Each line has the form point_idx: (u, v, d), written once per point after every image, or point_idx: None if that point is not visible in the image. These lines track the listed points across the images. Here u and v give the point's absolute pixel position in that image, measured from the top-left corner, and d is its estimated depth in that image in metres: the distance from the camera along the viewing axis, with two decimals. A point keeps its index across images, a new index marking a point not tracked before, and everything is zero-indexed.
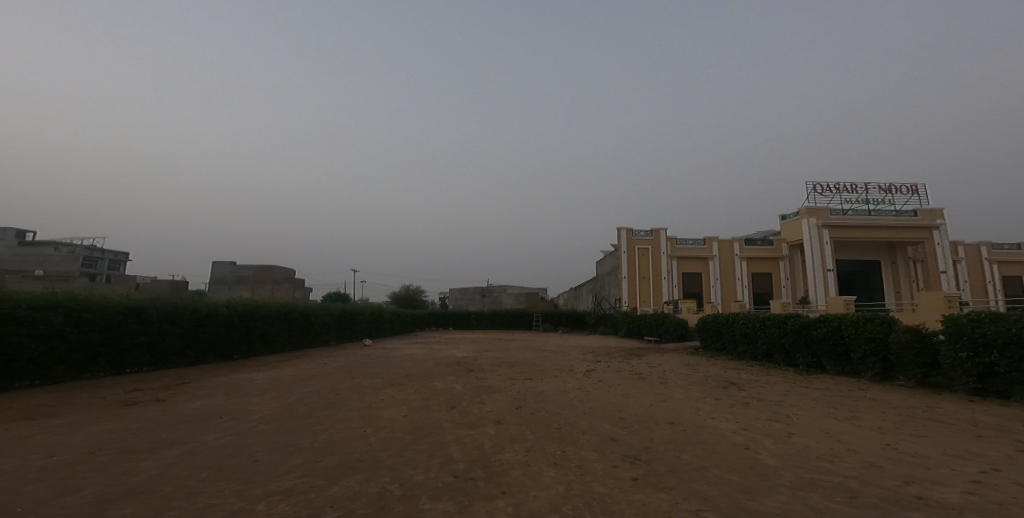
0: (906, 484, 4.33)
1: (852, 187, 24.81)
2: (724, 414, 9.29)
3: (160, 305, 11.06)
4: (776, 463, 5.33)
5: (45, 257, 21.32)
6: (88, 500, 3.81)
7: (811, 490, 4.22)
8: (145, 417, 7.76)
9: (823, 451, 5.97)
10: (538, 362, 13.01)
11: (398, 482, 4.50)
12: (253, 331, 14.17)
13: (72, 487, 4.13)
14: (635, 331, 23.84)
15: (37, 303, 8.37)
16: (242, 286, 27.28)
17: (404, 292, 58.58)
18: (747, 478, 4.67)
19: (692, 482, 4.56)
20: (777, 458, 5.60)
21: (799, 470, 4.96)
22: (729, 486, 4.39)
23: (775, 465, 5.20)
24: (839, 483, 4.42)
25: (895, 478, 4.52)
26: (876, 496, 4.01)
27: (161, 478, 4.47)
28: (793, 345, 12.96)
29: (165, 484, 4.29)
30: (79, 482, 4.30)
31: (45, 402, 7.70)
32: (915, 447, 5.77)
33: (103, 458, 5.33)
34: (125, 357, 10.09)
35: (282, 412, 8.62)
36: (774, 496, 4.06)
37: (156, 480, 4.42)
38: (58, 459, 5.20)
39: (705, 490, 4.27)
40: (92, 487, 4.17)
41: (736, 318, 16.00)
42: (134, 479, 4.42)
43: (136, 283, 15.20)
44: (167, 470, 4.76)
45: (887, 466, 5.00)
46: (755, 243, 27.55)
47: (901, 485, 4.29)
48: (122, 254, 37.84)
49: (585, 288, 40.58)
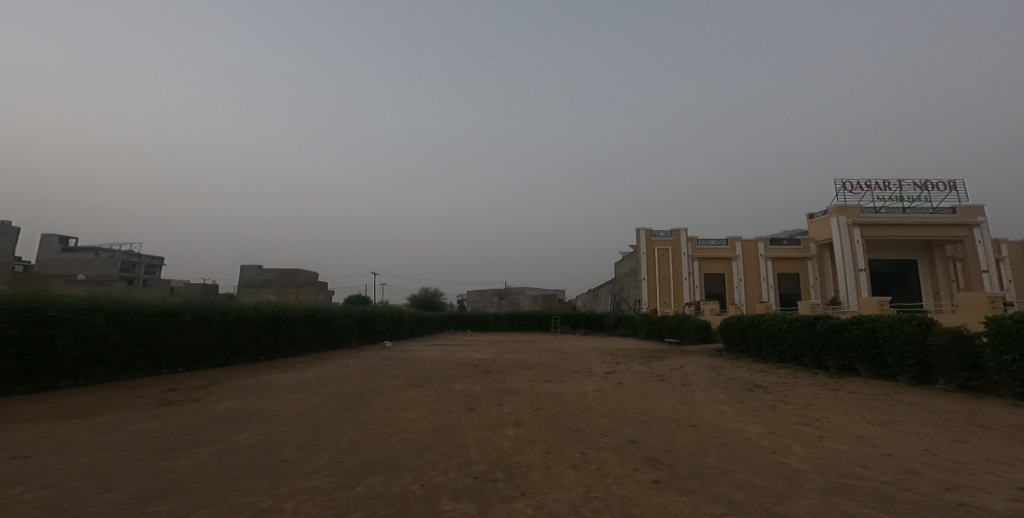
0: (946, 490, 4.17)
1: (884, 184, 23.83)
2: (749, 417, 9.09)
3: (193, 307, 11.56)
4: (806, 468, 5.21)
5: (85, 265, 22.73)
6: (127, 497, 4.05)
7: (844, 495, 4.12)
8: (179, 417, 8.14)
9: (854, 456, 5.78)
10: (556, 364, 12.94)
11: (419, 483, 4.62)
12: (279, 333, 14.61)
13: (113, 485, 4.38)
14: (655, 334, 23.34)
15: (81, 307, 8.91)
16: (268, 289, 28.32)
17: (424, 295, 59.23)
18: (775, 482, 4.58)
19: (715, 485, 4.51)
20: (806, 462, 5.47)
21: (830, 475, 4.84)
22: (756, 490, 4.34)
23: (805, 470, 5.09)
24: (873, 489, 4.30)
25: (935, 484, 4.36)
26: (913, 502, 3.88)
27: (196, 476, 4.70)
28: (822, 347, 12.59)
29: (199, 482, 4.51)
30: (119, 479, 4.56)
31: (90, 400, 8.22)
32: (955, 453, 5.54)
33: (142, 456, 5.63)
34: (162, 358, 10.63)
35: (306, 413, 8.91)
36: (803, 501, 3.98)
37: (190, 478, 4.65)
38: (101, 457, 5.53)
39: (730, 493, 4.23)
40: (130, 484, 4.42)
41: (762, 320, 15.57)
42: (172, 477, 4.67)
43: (170, 286, 15.94)
44: (201, 468, 5.01)
45: (926, 472, 4.81)
46: (781, 243, 26.78)
47: (941, 491, 4.13)
48: (157, 258, 39.68)
49: (603, 289, 40.08)
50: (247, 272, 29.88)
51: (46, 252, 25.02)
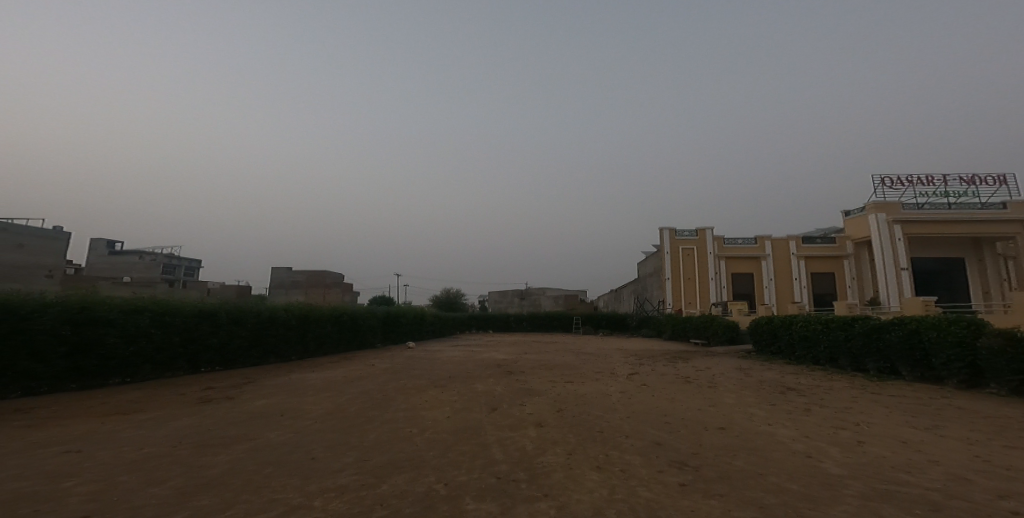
0: (1000, 498, 3.94)
1: (927, 179, 22.53)
2: (781, 420, 8.79)
3: (230, 308, 12.13)
4: (844, 473, 5.02)
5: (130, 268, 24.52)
6: (170, 491, 4.31)
7: (886, 502, 3.95)
8: (216, 414, 8.56)
9: (896, 461, 5.52)
10: (579, 364, 12.84)
11: (443, 482, 4.71)
12: (307, 334, 15.09)
13: (157, 480, 4.67)
14: (680, 334, 22.77)
15: (127, 308, 9.52)
16: (296, 290, 29.46)
17: (445, 295, 59.88)
18: (810, 487, 4.44)
19: (746, 489, 4.41)
20: (844, 468, 5.26)
21: (871, 481, 4.65)
22: (789, 494, 4.23)
23: (843, 475, 4.90)
24: (918, 496, 4.11)
25: (987, 492, 4.12)
26: (963, 510, 3.70)
27: (233, 473, 4.95)
28: (861, 349, 12.03)
29: (235, 478, 4.76)
30: (163, 474, 4.85)
31: (137, 397, 8.75)
32: (1008, 460, 5.22)
33: (183, 451, 5.97)
34: (201, 357, 11.20)
35: (334, 412, 9.18)
36: (841, 507, 3.85)
37: (227, 474, 4.91)
38: (147, 453, 5.89)
39: (762, 498, 4.13)
40: (173, 479, 4.71)
41: (795, 321, 14.99)
42: (211, 472, 4.95)
43: (207, 288, 16.79)
44: (238, 464, 5.28)
45: (976, 479, 4.56)
46: (814, 242, 25.76)
47: (993, 500, 3.91)
48: (196, 261, 41.94)
49: (626, 289, 39.47)
50: (277, 274, 31.23)
51: (96, 256, 26.97)
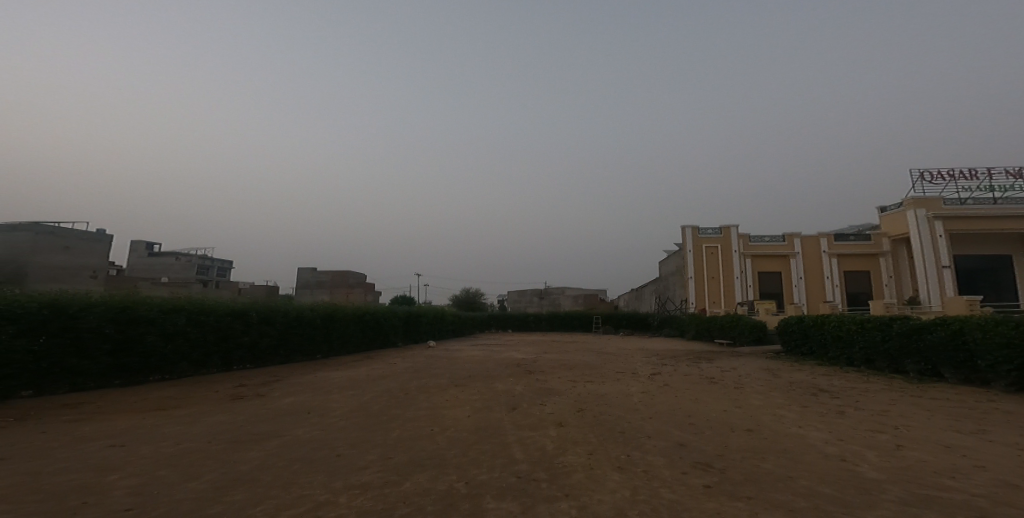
0: None
1: (971, 173, 21.37)
2: (812, 422, 8.48)
3: (260, 308, 12.61)
4: (880, 477, 4.81)
5: (167, 268, 26.15)
6: (205, 486, 4.53)
7: (926, 509, 3.77)
8: (247, 411, 8.90)
9: (938, 466, 5.25)
10: (599, 364, 12.71)
11: (464, 481, 4.79)
12: (331, 333, 15.49)
13: (194, 474, 4.91)
14: (704, 334, 22.19)
15: (166, 307, 10.05)
16: (321, 290, 30.35)
17: (465, 295, 60.35)
18: (843, 492, 4.29)
19: (775, 493, 4.30)
20: (881, 472, 5.05)
21: (909, 486, 4.45)
22: (820, 498, 4.10)
23: (880, 479, 4.70)
24: (962, 503, 3.91)
25: None
26: None
27: (263, 468, 5.16)
28: (900, 350, 11.48)
29: (266, 474, 4.95)
30: (198, 469, 5.10)
31: (175, 394, 9.20)
32: None
33: (217, 447, 6.24)
34: (234, 355, 11.69)
35: (358, 410, 9.40)
36: (877, 513, 3.71)
37: (258, 469, 5.11)
38: (184, 448, 6.19)
39: (792, 501, 4.02)
40: (208, 474, 4.94)
41: (828, 320, 14.41)
42: (243, 467, 5.17)
43: (238, 288, 17.46)
44: (267, 461, 5.48)
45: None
46: (848, 239, 24.79)
47: None
48: (227, 262, 43.73)
49: (648, 289, 38.82)
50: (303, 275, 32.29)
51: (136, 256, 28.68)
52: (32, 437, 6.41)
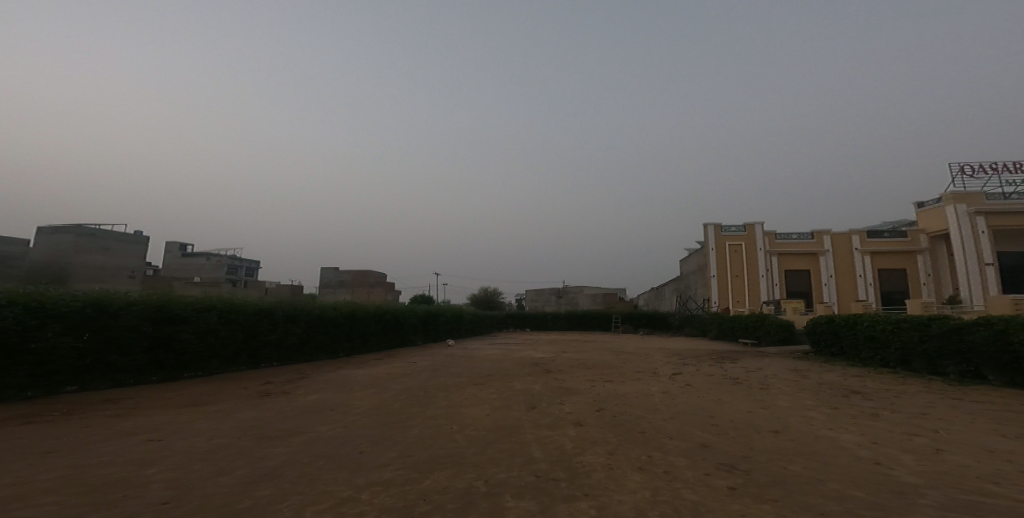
0: None
1: (1016, 166, 20.26)
2: (842, 424, 8.17)
3: (286, 307, 13.04)
4: (917, 481, 4.61)
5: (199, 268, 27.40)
6: (236, 481, 4.72)
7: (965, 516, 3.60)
8: (274, 407, 9.22)
9: (981, 472, 4.98)
10: (618, 364, 12.56)
11: (483, 479, 4.84)
12: (353, 331, 15.83)
13: (225, 469, 5.12)
14: (727, 333, 21.59)
15: (199, 306, 10.54)
16: (343, 289, 31.07)
17: (483, 293, 60.76)
18: (877, 496, 4.13)
19: (803, 495, 4.17)
20: (918, 476, 4.84)
21: (949, 491, 4.24)
22: (852, 502, 3.96)
23: (917, 484, 4.50)
24: (1007, 510, 3.71)
25: None
26: None
27: (289, 464, 5.35)
28: (938, 351, 10.92)
29: (292, 469, 5.13)
30: (229, 464, 5.32)
31: (207, 391, 9.61)
32: None
33: (247, 443, 6.49)
34: (261, 352, 12.13)
35: (379, 408, 9.59)
36: None
37: (285, 465, 5.30)
38: (217, 443, 6.47)
39: (821, 505, 3.90)
40: (238, 469, 5.15)
41: (861, 320, 13.82)
42: (270, 463, 5.37)
43: (264, 288, 18.08)
44: (293, 457, 5.67)
45: None
46: (881, 237, 23.80)
47: None
48: (254, 262, 45.34)
49: (668, 287, 38.14)
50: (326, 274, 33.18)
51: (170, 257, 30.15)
52: (77, 431, 6.79)
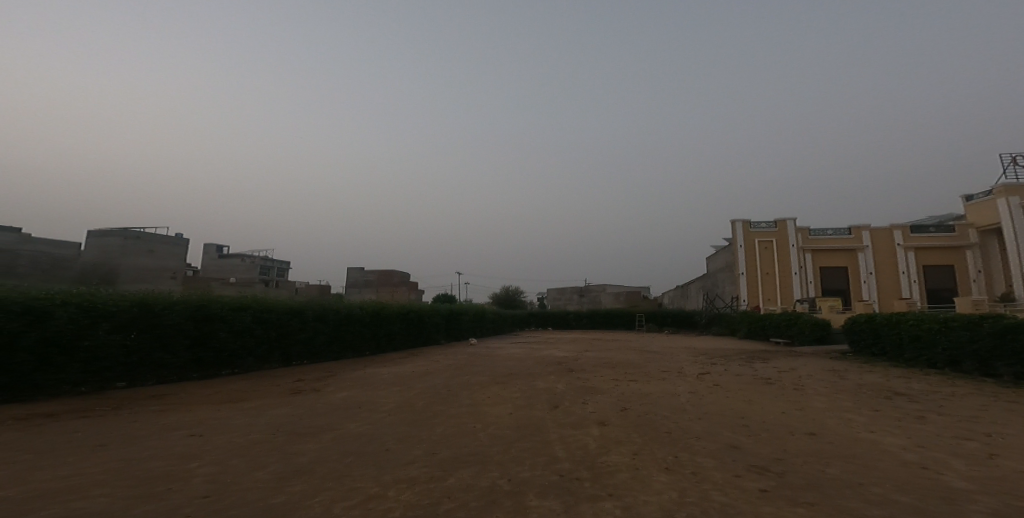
0: None
1: None
2: (884, 427, 7.76)
3: (315, 306, 13.50)
4: (967, 487, 4.34)
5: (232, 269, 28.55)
6: (270, 476, 4.92)
7: None
8: (306, 405, 9.54)
9: None
10: (642, 363, 12.34)
11: (507, 478, 4.86)
12: (378, 330, 16.19)
13: (260, 464, 5.34)
14: (757, 333, 20.87)
15: (235, 305, 11.05)
16: (368, 288, 31.79)
17: (505, 293, 61.06)
18: (922, 502, 3.91)
19: (840, 500, 4.00)
20: (969, 481, 4.55)
21: (1004, 498, 3.97)
22: (895, 508, 3.76)
23: (968, 490, 4.24)
24: None
25: None
26: None
27: (320, 460, 5.53)
28: (989, 351, 10.24)
29: (322, 466, 5.31)
30: (263, 460, 5.54)
31: (244, 388, 10.04)
32: None
33: (281, 439, 6.75)
34: (292, 351, 12.59)
35: (404, 406, 9.77)
36: None
37: (315, 461, 5.49)
38: (253, 439, 6.76)
39: (859, 510, 3.73)
40: (273, 464, 5.36)
41: (903, 320, 13.10)
42: (302, 459, 5.57)
43: (294, 288, 18.73)
44: (323, 453, 5.86)
45: None
46: (925, 232, 22.53)
47: None
48: (285, 263, 46.97)
49: (694, 286, 37.24)
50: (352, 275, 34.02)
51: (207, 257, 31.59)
52: (127, 426, 7.24)
